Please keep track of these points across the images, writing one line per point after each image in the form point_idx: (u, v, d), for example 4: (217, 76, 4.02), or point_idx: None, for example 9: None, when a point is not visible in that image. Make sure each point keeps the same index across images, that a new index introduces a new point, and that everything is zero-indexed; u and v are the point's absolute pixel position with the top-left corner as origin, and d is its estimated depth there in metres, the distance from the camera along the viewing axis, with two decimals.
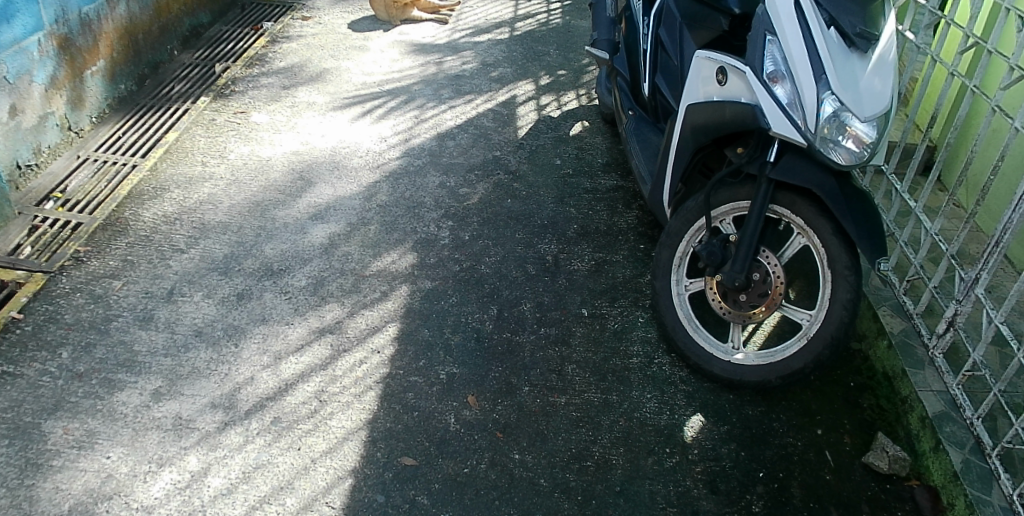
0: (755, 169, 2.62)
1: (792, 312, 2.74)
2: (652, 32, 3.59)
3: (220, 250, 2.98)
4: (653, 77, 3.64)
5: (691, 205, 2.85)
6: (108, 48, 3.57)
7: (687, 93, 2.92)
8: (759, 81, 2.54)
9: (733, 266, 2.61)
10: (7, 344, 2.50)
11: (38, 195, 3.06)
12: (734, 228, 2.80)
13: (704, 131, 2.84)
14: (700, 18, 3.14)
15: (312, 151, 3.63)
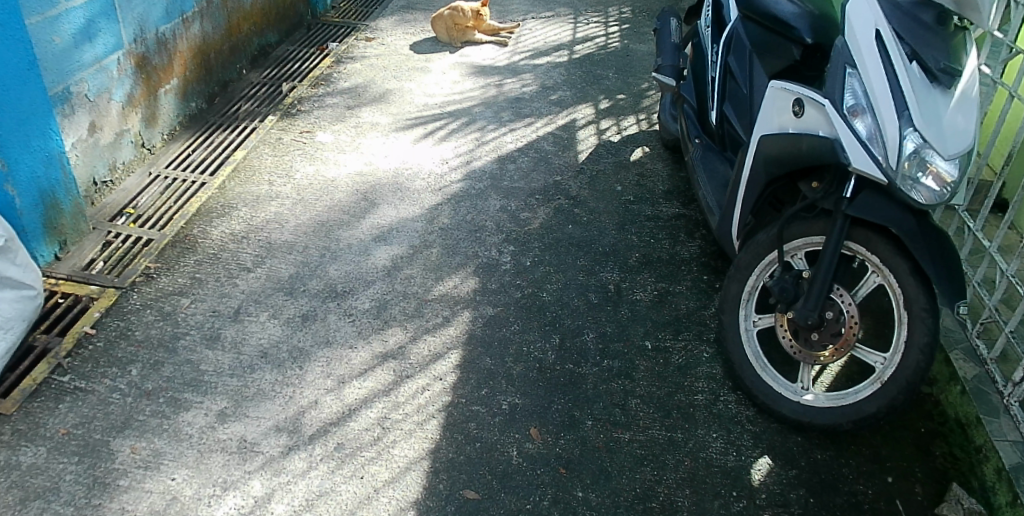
0: (830, 205, 2.41)
1: (865, 354, 2.55)
2: (720, 59, 3.47)
3: (286, 270, 2.96)
4: (722, 105, 3.51)
5: (762, 238, 2.66)
6: (182, 68, 3.63)
7: (761, 125, 2.72)
8: (837, 115, 2.32)
9: (804, 304, 2.40)
10: (80, 359, 2.51)
11: (111, 210, 3.09)
12: (807, 265, 2.60)
13: (777, 163, 2.61)
14: (771, 47, 3.02)
15: (375, 171, 3.60)
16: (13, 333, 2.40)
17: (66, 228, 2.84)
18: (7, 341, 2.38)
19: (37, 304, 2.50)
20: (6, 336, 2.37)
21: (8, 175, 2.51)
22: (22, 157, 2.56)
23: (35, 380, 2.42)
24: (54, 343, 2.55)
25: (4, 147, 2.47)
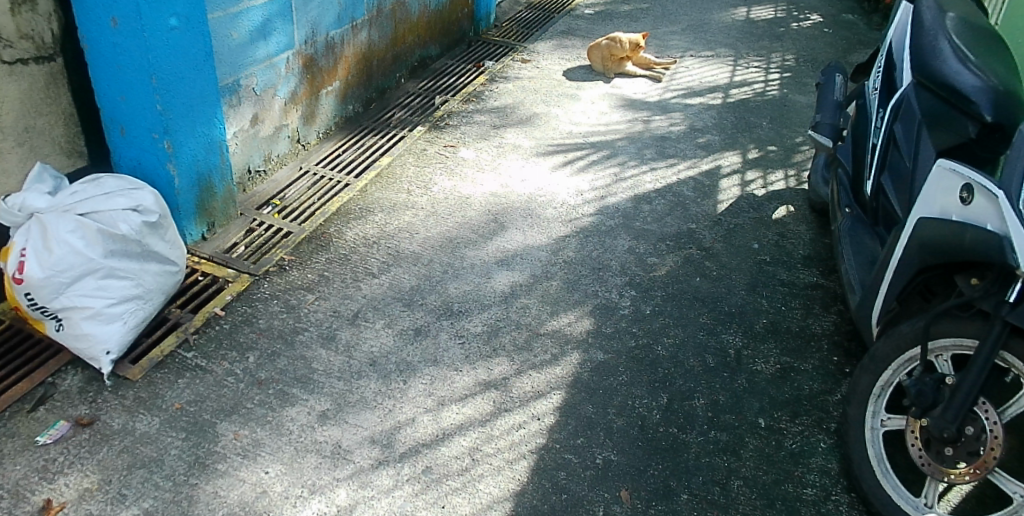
0: (989, 308, 1.95)
1: (1003, 481, 2.04)
2: (886, 126, 3.07)
3: (408, 281, 2.99)
4: (880, 176, 3.10)
5: (905, 327, 2.19)
6: (345, 71, 3.77)
7: (921, 206, 2.34)
8: (1013, 210, 1.91)
9: (945, 413, 1.95)
10: (205, 337, 2.65)
11: (259, 199, 3.27)
12: (952, 368, 2.10)
13: (933, 251, 2.22)
14: (944, 121, 2.64)
15: (510, 193, 3.58)
16: (153, 304, 2.60)
17: (216, 211, 3.02)
18: (146, 310, 2.58)
19: (177, 280, 2.71)
20: (146, 305, 2.57)
21: (172, 155, 2.72)
22: (186, 141, 2.77)
23: (163, 351, 2.58)
24: (186, 318, 2.70)
25: (173, 129, 2.70)
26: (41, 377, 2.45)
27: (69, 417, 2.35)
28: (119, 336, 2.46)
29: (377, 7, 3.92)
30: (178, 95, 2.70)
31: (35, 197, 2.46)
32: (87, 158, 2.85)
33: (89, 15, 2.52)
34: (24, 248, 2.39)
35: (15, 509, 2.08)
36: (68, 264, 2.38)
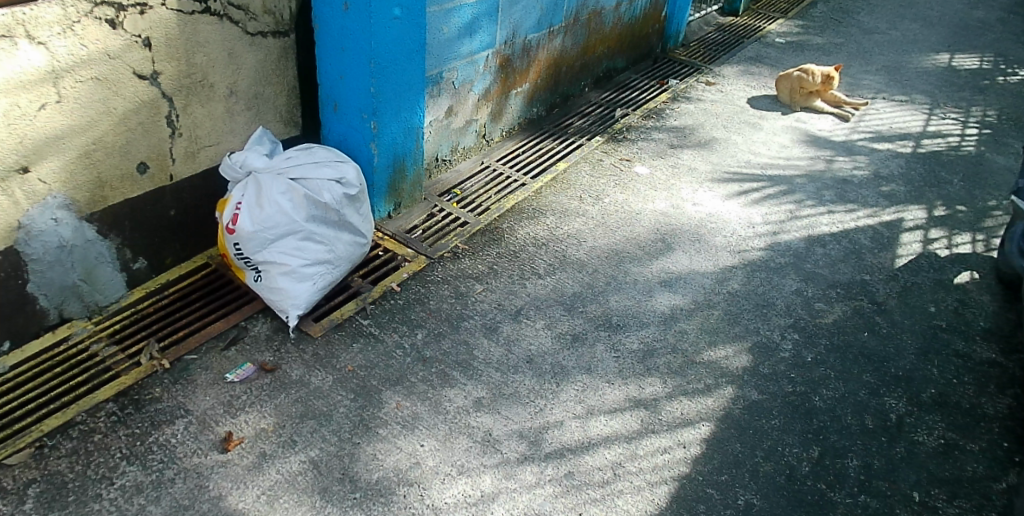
0: None
1: None
2: None
3: (571, 287, 3.03)
4: None
5: None
6: (536, 75, 3.87)
7: None
8: None
9: None
10: (380, 309, 2.81)
11: (442, 187, 3.44)
12: None
13: None
14: None
15: (680, 215, 3.54)
16: (339, 270, 2.79)
17: (404, 193, 3.21)
18: (333, 275, 2.77)
19: (362, 251, 2.89)
20: (334, 270, 2.76)
21: (375, 136, 2.92)
22: (390, 123, 2.97)
23: (342, 315, 2.76)
24: (365, 288, 2.88)
25: (380, 112, 2.89)
26: (236, 320, 2.70)
27: (254, 361, 2.57)
28: (308, 295, 2.66)
29: (576, 15, 3.99)
30: (390, 80, 2.89)
31: (255, 157, 2.70)
32: (299, 128, 3.12)
33: None
34: (239, 202, 2.61)
35: (202, 436, 2.33)
36: (275, 222, 2.60)
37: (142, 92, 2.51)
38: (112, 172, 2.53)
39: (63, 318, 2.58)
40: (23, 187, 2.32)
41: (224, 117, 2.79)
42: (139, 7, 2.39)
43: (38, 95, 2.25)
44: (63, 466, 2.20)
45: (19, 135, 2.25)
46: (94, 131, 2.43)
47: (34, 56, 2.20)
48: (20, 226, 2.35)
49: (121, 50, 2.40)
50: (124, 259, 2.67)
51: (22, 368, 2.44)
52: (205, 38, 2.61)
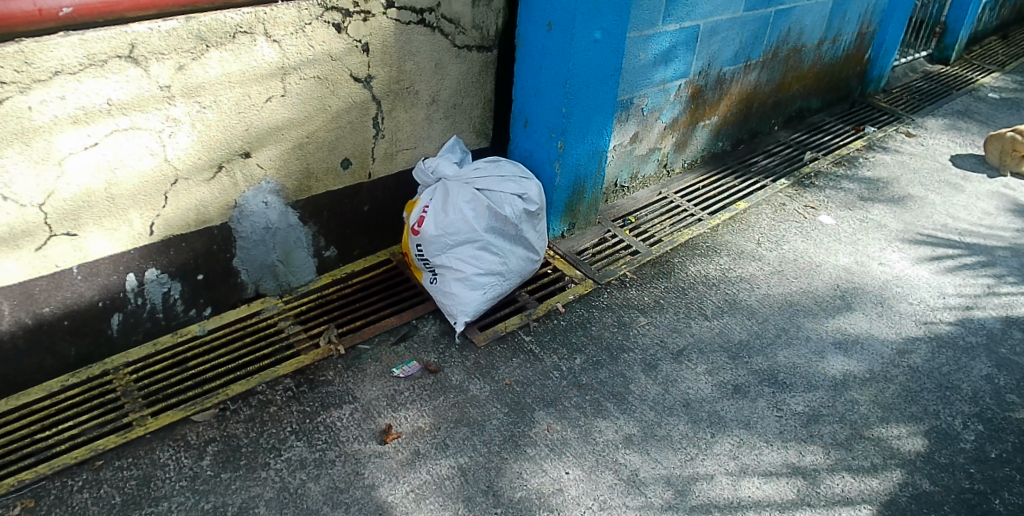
0: None
1: None
2: None
3: (739, 334, 2.92)
4: None
5: None
6: (726, 108, 3.81)
7: None
8: None
9: None
10: (543, 327, 2.84)
11: (617, 213, 3.45)
12: None
13: None
14: None
15: (865, 273, 3.30)
16: (509, 284, 2.84)
17: (579, 214, 3.25)
18: (502, 288, 2.82)
19: (533, 268, 2.93)
20: (504, 283, 2.82)
21: (560, 155, 3.00)
22: (576, 144, 3.03)
23: (506, 328, 2.82)
24: (531, 305, 2.93)
25: (569, 132, 2.96)
26: (408, 317, 2.82)
27: (420, 360, 2.68)
28: (475, 304, 2.73)
29: (774, 51, 3.86)
30: (582, 102, 2.95)
31: (446, 165, 2.85)
32: (489, 140, 3.24)
33: (532, 18, 2.88)
34: (426, 205, 2.78)
35: (365, 425, 2.45)
36: (457, 229, 2.70)
37: (355, 93, 2.72)
38: (320, 165, 2.76)
39: (258, 293, 2.82)
40: (243, 170, 2.59)
41: (423, 124, 2.96)
42: (363, 14, 2.60)
43: (266, 88, 2.51)
44: (241, 430, 2.39)
45: (246, 123, 2.52)
46: (309, 125, 2.67)
47: (267, 52, 2.46)
48: (236, 205, 2.62)
49: (342, 53, 2.62)
50: (318, 246, 2.89)
51: (219, 333, 2.69)
52: (417, 47, 2.80)
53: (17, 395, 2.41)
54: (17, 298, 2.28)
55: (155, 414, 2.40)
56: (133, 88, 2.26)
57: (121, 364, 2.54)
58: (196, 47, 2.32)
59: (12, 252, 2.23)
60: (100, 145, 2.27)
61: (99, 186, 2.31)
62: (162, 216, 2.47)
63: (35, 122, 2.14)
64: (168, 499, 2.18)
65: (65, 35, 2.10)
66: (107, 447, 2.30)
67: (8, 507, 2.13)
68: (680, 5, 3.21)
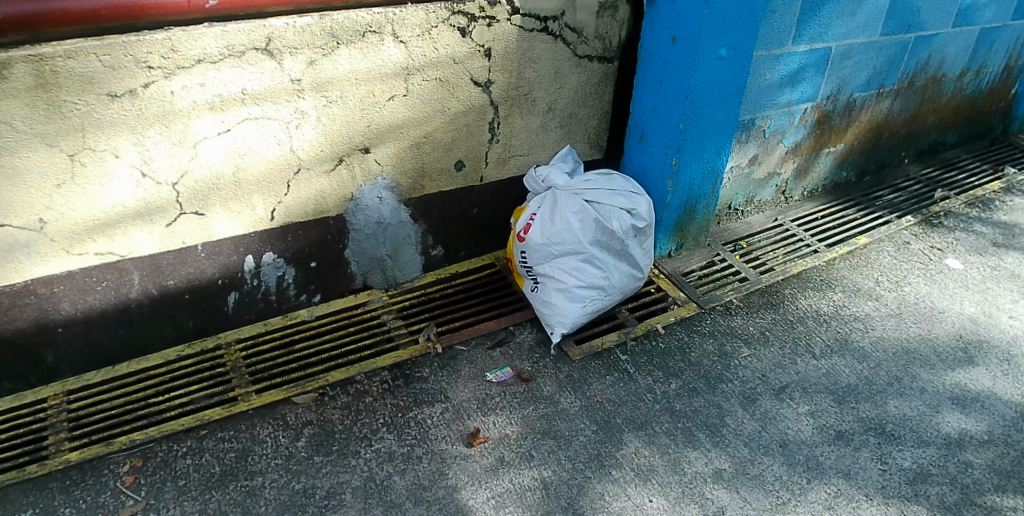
0: None
1: None
2: None
3: (847, 377, 2.76)
4: None
5: None
6: (854, 136, 3.63)
7: None
8: None
9: None
10: (641, 347, 2.80)
11: (728, 237, 3.34)
12: None
13: None
14: None
15: (993, 325, 3.00)
16: (611, 299, 2.81)
17: (689, 234, 3.17)
18: (603, 303, 2.79)
19: (636, 286, 2.88)
20: (605, 298, 2.78)
21: (674, 172, 2.94)
22: (691, 163, 2.96)
23: (603, 344, 2.79)
24: (630, 323, 2.89)
25: (685, 149, 2.90)
26: (506, 323, 2.83)
27: (514, 367, 2.68)
28: (574, 316, 2.72)
29: (911, 79, 3.64)
30: (701, 119, 2.88)
31: (557, 175, 2.87)
32: (602, 152, 3.22)
33: (657, 31, 2.83)
34: (533, 213, 2.81)
35: (454, 425, 2.48)
36: (563, 239, 2.70)
37: (474, 97, 2.76)
38: (434, 165, 2.81)
39: (365, 285, 2.90)
40: (362, 164, 2.67)
41: (538, 131, 2.97)
42: (487, 19, 2.66)
43: (390, 87, 2.59)
44: (336, 416, 2.47)
45: (368, 120, 2.60)
46: (427, 125, 2.72)
47: (393, 53, 2.54)
48: (352, 198, 2.70)
49: (464, 57, 2.68)
50: (425, 244, 2.94)
51: (325, 320, 2.78)
52: (538, 55, 2.81)
53: (138, 360, 2.59)
54: (146, 269, 2.47)
55: (259, 392, 2.52)
56: (266, 79, 2.38)
57: (233, 340, 2.68)
58: (327, 44, 2.42)
59: (146, 226, 2.41)
60: (232, 131, 2.40)
61: (228, 170, 2.44)
62: (283, 203, 2.58)
63: (177, 106, 2.29)
64: (262, 475, 2.29)
65: (209, 25, 2.25)
66: (212, 417, 2.43)
67: (120, 464, 2.30)
68: (813, 25, 3.08)
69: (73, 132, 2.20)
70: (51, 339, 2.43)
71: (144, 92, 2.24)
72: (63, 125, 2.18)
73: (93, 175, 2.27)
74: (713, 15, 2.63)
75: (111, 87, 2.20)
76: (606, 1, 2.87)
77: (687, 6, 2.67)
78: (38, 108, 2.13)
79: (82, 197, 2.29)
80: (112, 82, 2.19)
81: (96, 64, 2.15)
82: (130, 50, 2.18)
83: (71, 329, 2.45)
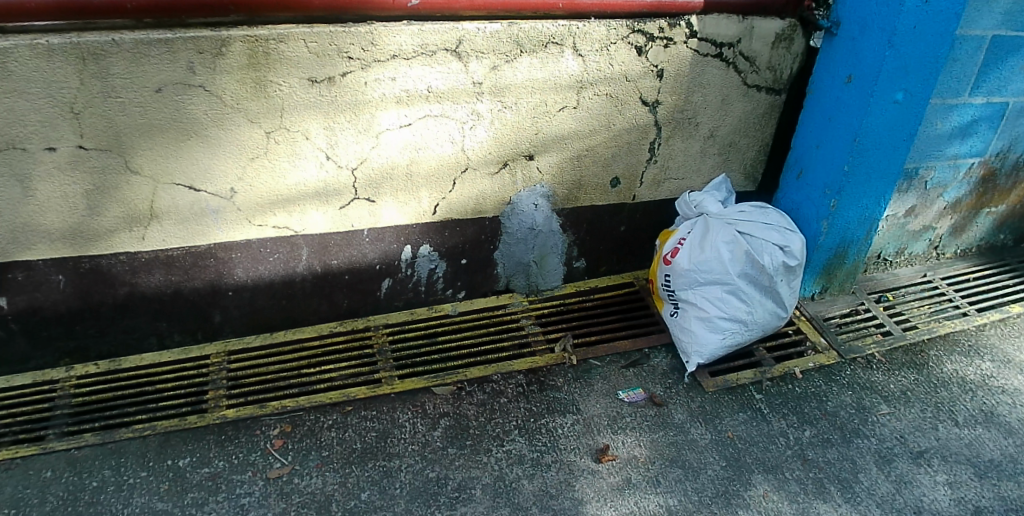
0: None
1: None
2: None
3: (991, 451, 2.56)
4: None
5: None
6: (1018, 198, 3.46)
7: None
8: None
9: None
10: (776, 388, 2.76)
11: (873, 287, 3.25)
12: None
13: None
14: None
15: None
16: (751, 335, 2.76)
17: (835, 278, 3.10)
18: (743, 337, 2.75)
19: (778, 325, 2.82)
20: (746, 333, 2.74)
21: (831, 214, 2.88)
22: (850, 207, 2.89)
23: (738, 379, 2.76)
24: (767, 362, 2.85)
25: (845, 192, 2.83)
26: (641, 344, 2.86)
27: (646, 390, 2.69)
28: (713, 347, 2.70)
29: None
30: (867, 163, 2.79)
31: (711, 202, 2.87)
32: (756, 185, 3.20)
33: (833, 68, 2.76)
34: (683, 238, 2.82)
35: (584, 439, 2.49)
36: (710, 267, 2.68)
37: (640, 116, 2.79)
38: (591, 179, 2.87)
39: (508, 288, 3.02)
40: (524, 170, 2.76)
41: (696, 157, 2.98)
42: (665, 41, 2.66)
43: (562, 98, 2.64)
44: (472, 412, 2.55)
45: (537, 128, 2.68)
46: (591, 139, 2.78)
47: (571, 65, 2.58)
48: (510, 201, 2.81)
49: (638, 75, 2.70)
50: (570, 256, 3.03)
51: (467, 317, 2.91)
52: (708, 80, 2.81)
53: (294, 330, 2.78)
54: (315, 247, 2.63)
55: (402, 377, 2.65)
56: (451, 79, 2.46)
57: (382, 324, 2.84)
58: (512, 51, 2.49)
59: (322, 206, 2.55)
60: (413, 126, 2.50)
61: (403, 162, 2.56)
62: (446, 199, 2.70)
63: (368, 96, 2.40)
64: (400, 458, 2.37)
65: (407, 24, 2.34)
66: (357, 396, 2.56)
67: (271, 427, 2.44)
68: (993, 77, 2.92)
69: (273, 112, 2.33)
70: (222, 301, 2.63)
71: (341, 81, 2.35)
72: (266, 105, 2.31)
73: (284, 153, 2.41)
74: (895, 59, 2.56)
75: (313, 73, 2.31)
76: (784, 33, 2.82)
77: (869, 46, 2.60)
78: (247, 85, 2.26)
79: (271, 173, 2.43)
80: (314, 69, 2.30)
81: (302, 50, 2.26)
82: (336, 40, 2.28)
83: (240, 293, 2.63)
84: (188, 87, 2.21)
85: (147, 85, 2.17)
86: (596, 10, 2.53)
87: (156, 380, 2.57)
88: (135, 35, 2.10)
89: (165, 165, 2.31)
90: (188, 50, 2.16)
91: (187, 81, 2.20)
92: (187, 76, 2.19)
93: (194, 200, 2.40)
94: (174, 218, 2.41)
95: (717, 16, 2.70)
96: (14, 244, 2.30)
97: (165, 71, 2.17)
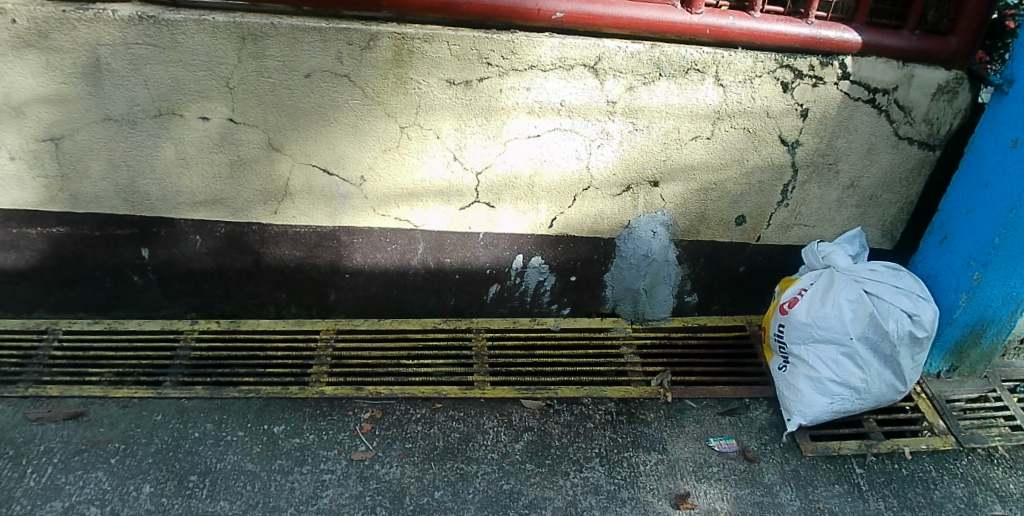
0: None
1: None
2: None
3: None
4: None
5: None
6: None
7: None
8: None
9: None
10: (880, 465, 2.56)
11: (1010, 374, 2.95)
12: None
13: None
14: None
15: None
16: (862, 405, 2.58)
17: (967, 358, 2.84)
18: (854, 406, 2.57)
19: (894, 398, 2.62)
20: (857, 402, 2.56)
21: (972, 287, 2.64)
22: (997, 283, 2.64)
23: (841, 448, 2.59)
24: (875, 436, 2.66)
25: (992, 265, 2.58)
26: (742, 394, 2.74)
27: (739, 441, 2.58)
28: (818, 410, 2.55)
29: None
30: None
31: (839, 256, 2.70)
32: (894, 244, 2.97)
33: (997, 129, 2.52)
34: (804, 289, 2.67)
35: (665, 481, 2.41)
36: (829, 325, 2.53)
37: (778, 156, 2.66)
38: (716, 214, 2.77)
39: (613, 312, 2.97)
40: (647, 196, 2.69)
41: (832, 206, 2.81)
42: (814, 79, 2.52)
43: (697, 128, 2.55)
44: (556, 431, 2.52)
45: (667, 154, 2.60)
46: (722, 173, 2.67)
47: (711, 95, 2.49)
48: (628, 225, 2.75)
49: (781, 113, 2.57)
50: (682, 289, 2.94)
51: (568, 334, 2.88)
52: (856, 127, 2.64)
53: (399, 320, 2.85)
54: (432, 243, 2.68)
55: (494, 384, 2.66)
56: (586, 96, 2.43)
57: (484, 328, 2.87)
58: (651, 74, 2.42)
59: (443, 205, 2.60)
60: (541, 137, 2.49)
61: (526, 173, 2.56)
62: (564, 214, 2.68)
63: (502, 103, 2.41)
64: (478, 463, 2.39)
65: (550, 35, 2.33)
66: (448, 394, 2.60)
67: (363, 410, 2.52)
68: None
69: (409, 109, 2.38)
70: (338, 281, 2.73)
71: (478, 86, 2.36)
72: (404, 101, 2.36)
73: (414, 149, 2.46)
74: None
75: (452, 75, 2.34)
76: (947, 85, 2.60)
77: None
78: (389, 80, 2.32)
79: (400, 166, 2.49)
80: (453, 71, 2.33)
81: (444, 52, 2.29)
82: (478, 45, 2.30)
83: (357, 277, 2.72)
84: (334, 76, 2.29)
85: (298, 70, 2.27)
86: (744, 41, 2.43)
87: (267, 346, 2.70)
88: (292, 21, 2.20)
89: (303, 146, 2.41)
90: (338, 41, 2.24)
91: (335, 70, 2.28)
92: (334, 65, 2.27)
93: (326, 183, 2.50)
94: (304, 197, 2.52)
95: (875, 60, 2.53)
96: (162, 201, 2.48)
97: (316, 58, 2.26)
